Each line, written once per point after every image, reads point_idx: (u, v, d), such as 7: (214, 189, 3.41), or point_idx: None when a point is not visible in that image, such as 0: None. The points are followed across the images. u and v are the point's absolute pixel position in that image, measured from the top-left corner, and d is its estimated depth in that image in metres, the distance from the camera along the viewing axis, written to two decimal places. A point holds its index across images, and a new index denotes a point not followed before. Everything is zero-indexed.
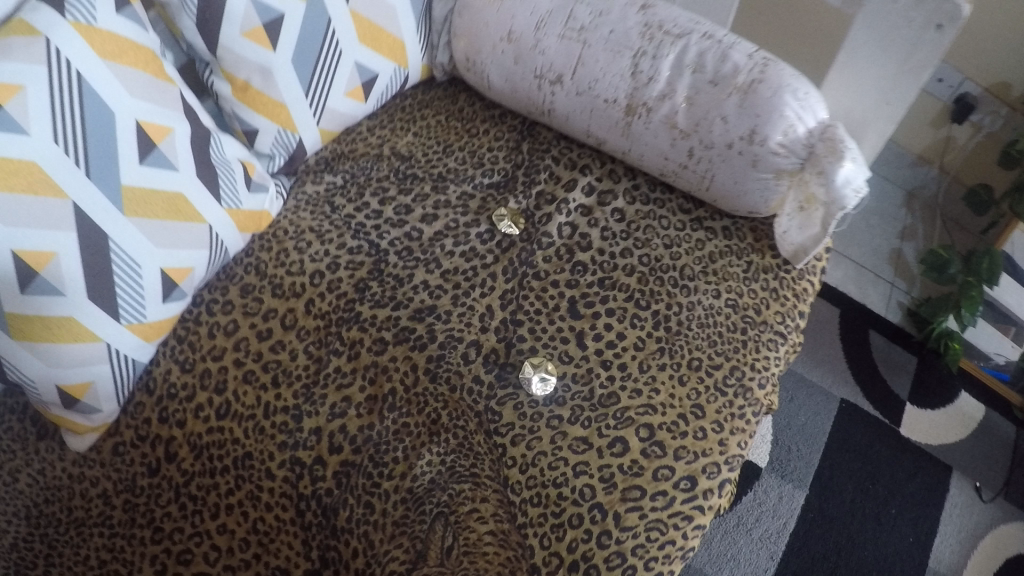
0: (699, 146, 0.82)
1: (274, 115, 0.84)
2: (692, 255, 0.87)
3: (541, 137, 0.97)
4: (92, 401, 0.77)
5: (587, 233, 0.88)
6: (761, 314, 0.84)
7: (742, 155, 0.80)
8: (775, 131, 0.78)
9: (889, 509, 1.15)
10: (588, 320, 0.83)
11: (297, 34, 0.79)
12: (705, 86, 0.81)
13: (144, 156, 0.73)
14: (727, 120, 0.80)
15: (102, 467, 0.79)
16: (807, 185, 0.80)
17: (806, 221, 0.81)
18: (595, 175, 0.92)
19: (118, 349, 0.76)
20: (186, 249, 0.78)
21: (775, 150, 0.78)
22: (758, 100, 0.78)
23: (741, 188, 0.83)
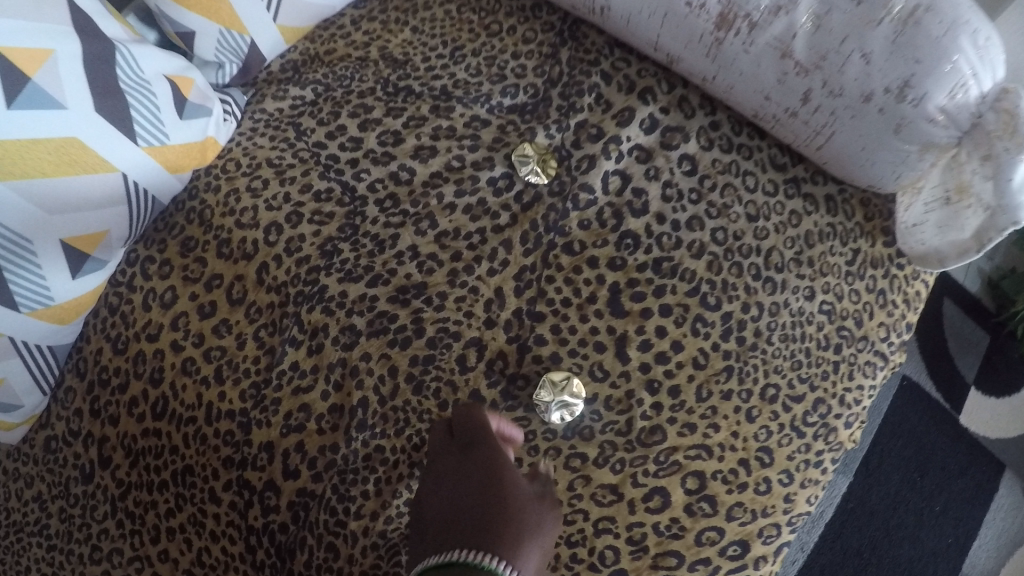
0: (821, 90, 0.59)
1: (211, 11, 0.63)
2: (782, 234, 0.65)
3: (588, 39, 0.70)
4: (8, 400, 0.61)
5: (642, 189, 0.65)
6: (862, 326, 0.65)
7: (884, 115, 0.57)
8: (940, 91, 0.55)
9: (933, 505, 0.92)
10: (634, 320, 0.62)
11: None
12: (841, 4, 0.57)
13: (13, 96, 0.51)
14: (870, 61, 0.56)
15: (37, 465, 0.66)
16: (962, 171, 0.59)
17: (949, 220, 0.61)
18: (660, 103, 0.67)
19: (26, 340, 0.60)
20: (94, 210, 0.59)
21: (931, 117, 0.56)
22: (921, 37, 0.54)
23: (867, 158, 0.61)
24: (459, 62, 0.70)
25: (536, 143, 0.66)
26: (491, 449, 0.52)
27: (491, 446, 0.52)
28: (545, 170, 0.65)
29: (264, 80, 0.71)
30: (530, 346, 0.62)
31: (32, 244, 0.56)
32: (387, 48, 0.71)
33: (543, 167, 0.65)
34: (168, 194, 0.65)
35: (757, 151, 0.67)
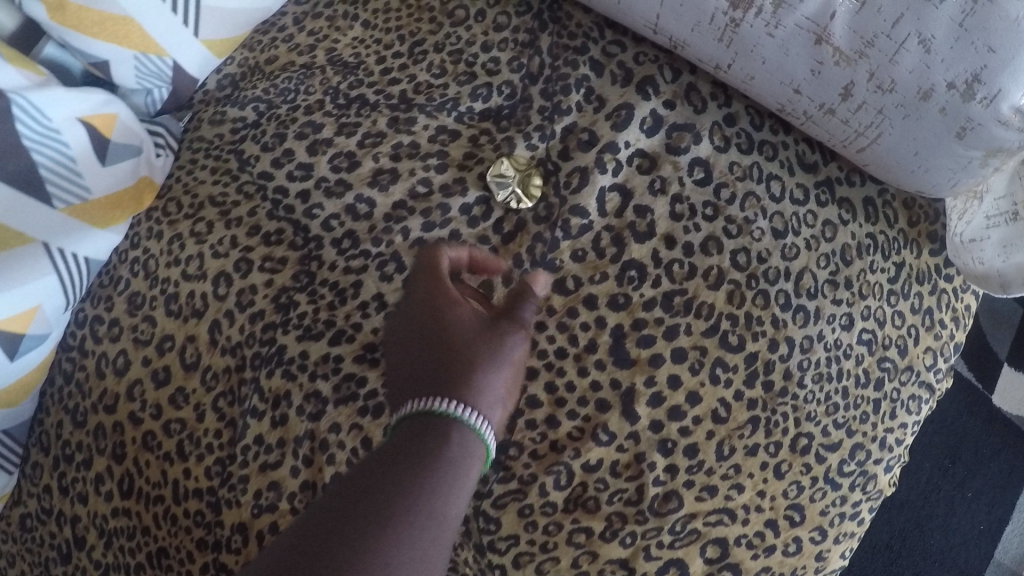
0: (866, 85, 0.51)
1: (123, 37, 0.55)
2: (814, 251, 0.55)
3: (571, 16, 0.59)
4: None
5: (645, 208, 0.55)
6: (906, 355, 0.56)
7: (946, 116, 0.49)
8: (1017, 88, 0.47)
9: (964, 491, 0.80)
10: (642, 371, 0.53)
11: None
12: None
13: None
14: (931, 49, 0.48)
15: (15, 544, 0.62)
16: None
17: (1016, 237, 0.52)
18: (664, 96, 0.56)
19: None
20: (19, 286, 0.53)
21: (1003, 121, 0.48)
22: (997, 21, 0.46)
23: (921, 165, 0.53)
24: (419, 60, 0.59)
25: (514, 158, 0.55)
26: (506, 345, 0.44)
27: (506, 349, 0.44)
28: (528, 194, 0.55)
29: (202, 101, 0.63)
30: (521, 409, 0.53)
31: None
32: (336, 49, 0.61)
33: (526, 190, 0.55)
34: (104, 250, 0.58)
35: (782, 149, 0.57)
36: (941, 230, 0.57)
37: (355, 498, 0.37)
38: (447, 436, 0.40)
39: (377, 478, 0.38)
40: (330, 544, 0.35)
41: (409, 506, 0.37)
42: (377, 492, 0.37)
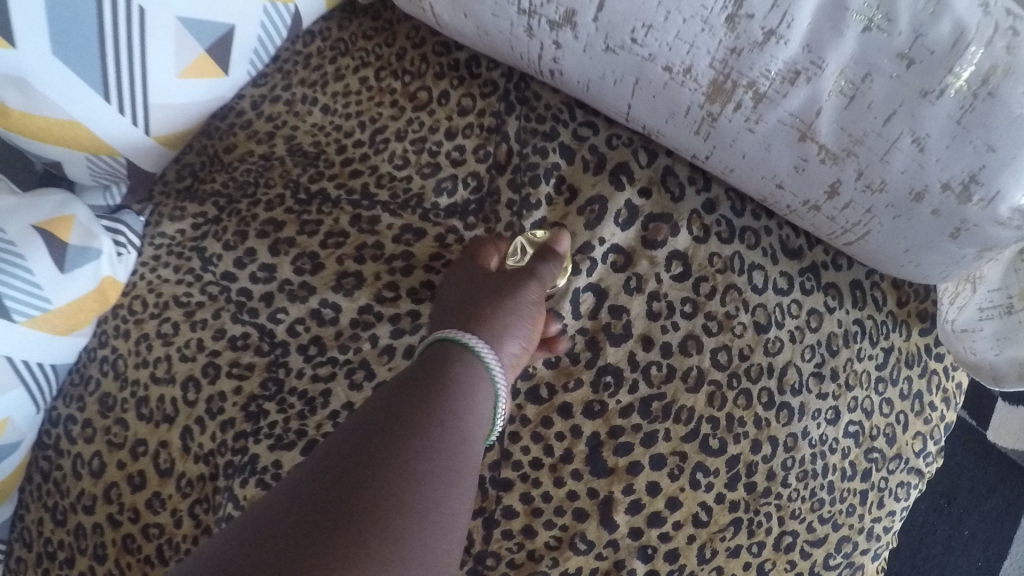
0: (855, 182, 0.47)
1: (70, 139, 0.52)
2: (799, 343, 0.54)
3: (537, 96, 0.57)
4: None
5: (623, 308, 0.54)
6: (894, 443, 0.54)
7: (939, 217, 0.46)
8: (1016, 188, 0.43)
9: (960, 529, 0.79)
10: (621, 477, 0.52)
11: (46, 8, 0.45)
12: (886, 66, 0.44)
13: None
14: (924, 148, 0.44)
15: None
16: None
17: (1009, 332, 0.49)
18: (636, 181, 0.55)
19: None
20: None
21: (1000, 222, 0.45)
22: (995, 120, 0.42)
23: (912, 260, 0.50)
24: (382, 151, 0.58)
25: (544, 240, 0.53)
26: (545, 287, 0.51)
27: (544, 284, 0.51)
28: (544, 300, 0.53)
29: (160, 193, 0.61)
30: (498, 520, 0.52)
31: None
32: (295, 137, 0.60)
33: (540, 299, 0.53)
34: (70, 352, 0.57)
35: (766, 234, 0.55)
36: (933, 307, 0.55)
37: (377, 419, 0.40)
38: (470, 363, 0.44)
39: (399, 402, 0.41)
40: (368, 447, 0.38)
41: (436, 416, 0.40)
42: (412, 400, 0.41)
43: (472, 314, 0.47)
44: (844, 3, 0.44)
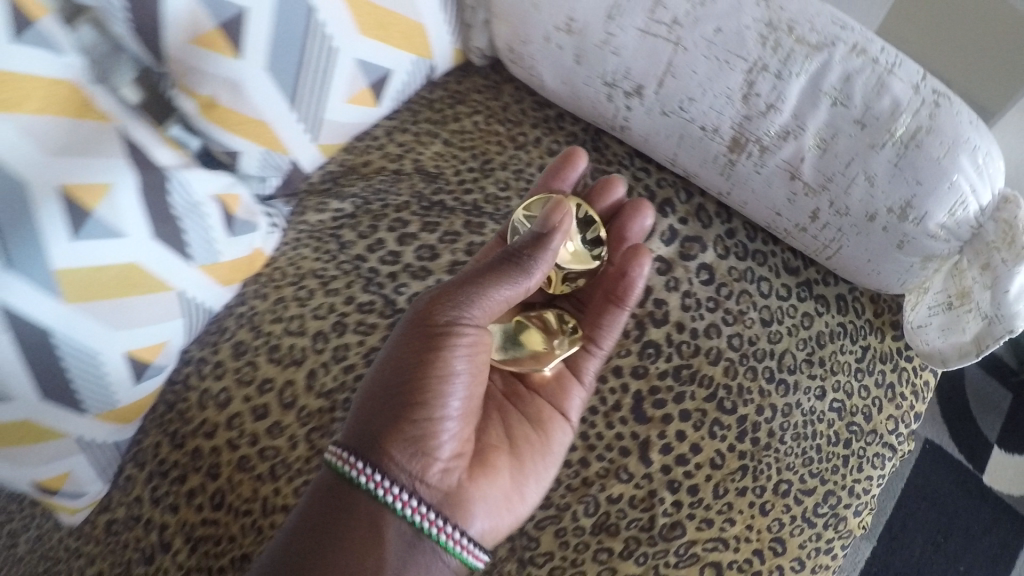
0: (828, 208, 0.61)
1: (256, 134, 0.68)
2: (795, 336, 0.69)
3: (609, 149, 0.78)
4: (75, 487, 0.69)
5: (663, 300, 0.69)
6: (871, 421, 0.67)
7: (887, 233, 0.59)
8: (940, 208, 0.56)
9: (958, 564, 0.97)
10: (657, 425, 0.66)
11: (270, 29, 0.62)
12: (846, 128, 0.59)
13: (77, 229, 0.59)
14: (874, 183, 0.58)
15: (97, 545, 0.72)
16: (962, 275, 0.59)
17: (950, 323, 0.60)
18: (679, 214, 0.74)
19: (89, 438, 0.67)
20: (155, 323, 0.66)
21: (931, 234, 0.58)
22: (920, 159, 0.56)
23: (874, 269, 0.62)
24: (489, 176, 0.78)
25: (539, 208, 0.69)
26: (488, 307, 0.57)
27: (467, 324, 0.56)
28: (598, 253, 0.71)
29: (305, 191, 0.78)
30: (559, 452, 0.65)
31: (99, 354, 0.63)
32: (420, 160, 0.79)
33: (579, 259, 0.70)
34: (218, 298, 0.71)
35: (772, 256, 0.73)
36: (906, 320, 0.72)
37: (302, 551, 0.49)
38: (371, 515, 0.51)
39: (323, 538, 0.50)
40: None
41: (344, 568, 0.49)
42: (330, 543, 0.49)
43: (393, 437, 0.53)
44: (818, 87, 0.60)
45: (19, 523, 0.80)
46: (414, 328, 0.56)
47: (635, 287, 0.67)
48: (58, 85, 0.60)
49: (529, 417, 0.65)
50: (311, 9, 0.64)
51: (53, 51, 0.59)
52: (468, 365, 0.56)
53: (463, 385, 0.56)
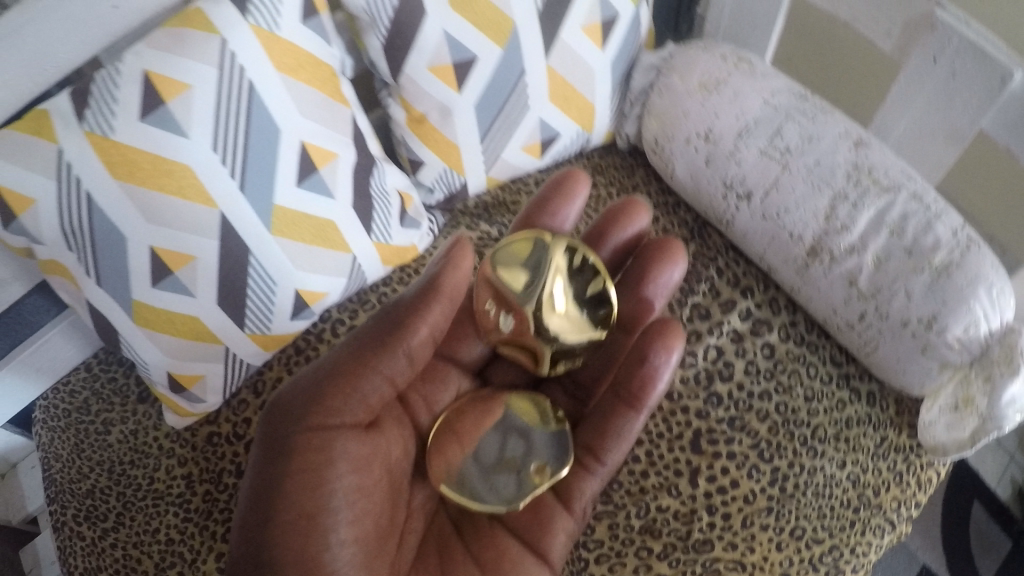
0: (873, 312, 0.75)
1: (444, 153, 0.84)
2: (829, 415, 0.80)
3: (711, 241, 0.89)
4: (199, 391, 0.82)
5: (732, 362, 0.82)
6: (879, 496, 0.79)
7: (915, 338, 0.73)
8: (957, 323, 0.70)
9: None
10: (707, 458, 0.80)
11: (488, 78, 0.79)
12: (897, 253, 0.73)
13: (301, 179, 0.77)
14: (911, 297, 0.72)
15: (193, 450, 0.85)
16: (968, 385, 0.72)
17: (955, 422, 0.73)
18: (755, 301, 0.85)
19: (235, 352, 0.82)
20: (325, 275, 0.82)
21: (950, 344, 0.71)
22: (950, 286, 0.71)
23: (901, 367, 0.76)
24: None
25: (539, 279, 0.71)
26: (361, 390, 0.66)
27: (336, 423, 0.64)
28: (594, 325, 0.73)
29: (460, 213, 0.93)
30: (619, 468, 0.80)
31: (277, 282, 0.79)
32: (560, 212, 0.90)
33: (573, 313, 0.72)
34: (374, 270, 0.86)
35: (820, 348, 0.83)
36: None
37: None
38: None
39: None
40: None
41: None
42: None
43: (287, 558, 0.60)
44: (883, 219, 0.74)
45: (115, 415, 0.88)
46: (277, 451, 0.63)
47: (659, 377, 0.74)
48: (322, 66, 0.78)
49: (479, 558, 0.70)
50: (522, 72, 0.80)
51: (322, 40, 0.78)
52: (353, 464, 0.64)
53: (351, 484, 0.63)
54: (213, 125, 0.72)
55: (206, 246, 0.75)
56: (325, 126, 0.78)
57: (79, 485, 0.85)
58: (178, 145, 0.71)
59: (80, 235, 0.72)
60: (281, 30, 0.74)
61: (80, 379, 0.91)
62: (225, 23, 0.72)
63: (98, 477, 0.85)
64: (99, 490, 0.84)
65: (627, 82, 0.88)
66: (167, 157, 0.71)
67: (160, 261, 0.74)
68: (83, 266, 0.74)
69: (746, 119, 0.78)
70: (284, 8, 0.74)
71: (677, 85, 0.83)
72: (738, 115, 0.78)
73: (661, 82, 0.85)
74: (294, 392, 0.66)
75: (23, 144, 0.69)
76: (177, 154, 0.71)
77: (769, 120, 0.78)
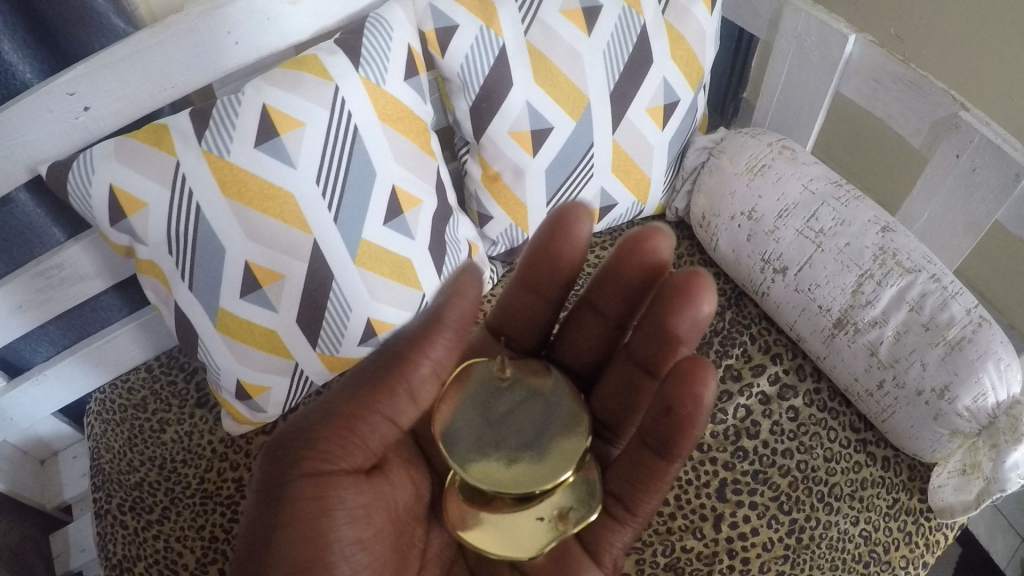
0: (891, 381, 0.83)
1: (512, 211, 0.93)
2: (847, 475, 0.87)
3: (747, 310, 0.97)
4: (261, 402, 0.89)
5: (758, 421, 0.89)
6: (888, 554, 0.83)
7: (928, 405, 0.80)
8: (966, 394, 0.78)
9: None
10: (731, 505, 0.85)
11: (560, 147, 0.88)
12: (915, 328, 0.81)
13: (389, 219, 0.85)
14: (926, 367, 0.80)
15: (246, 456, 0.92)
16: (977, 452, 0.80)
17: (963, 484, 0.81)
18: (784, 366, 0.92)
19: (302, 369, 0.88)
20: (397, 309, 0.89)
21: (958, 412, 0.79)
22: (961, 358, 0.78)
23: (915, 433, 0.83)
24: None
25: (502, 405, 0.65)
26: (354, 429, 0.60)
27: (332, 465, 0.59)
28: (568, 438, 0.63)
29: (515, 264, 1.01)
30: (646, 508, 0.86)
31: (352, 309, 0.86)
32: None
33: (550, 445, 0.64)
34: (438, 300, 0.91)
35: (843, 413, 0.90)
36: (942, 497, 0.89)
37: None
38: None
39: None
40: None
41: None
42: None
43: None
44: (904, 296, 0.82)
45: (172, 416, 0.95)
46: (269, 499, 0.58)
47: (694, 421, 0.65)
48: (418, 120, 0.87)
49: None
50: (591, 144, 0.89)
51: (418, 96, 0.86)
52: (349, 511, 0.59)
53: (349, 532, 0.58)
54: (319, 161, 0.80)
55: (295, 269, 0.82)
56: (417, 175, 0.87)
57: (128, 477, 0.92)
58: (286, 173, 0.79)
59: (183, 242, 0.79)
60: (386, 85, 0.82)
61: (140, 378, 0.99)
62: (339, 72, 0.80)
63: (149, 471, 0.92)
64: (146, 483, 0.91)
65: (681, 161, 1.01)
66: (273, 183, 0.78)
67: (252, 276, 0.81)
68: (178, 271, 0.81)
69: (787, 202, 0.89)
70: (391, 65, 0.82)
71: (728, 167, 0.95)
72: (779, 196, 0.89)
73: (712, 164, 0.97)
74: (291, 434, 0.60)
75: (142, 153, 0.77)
76: (284, 181, 0.79)
77: (807, 204, 0.88)
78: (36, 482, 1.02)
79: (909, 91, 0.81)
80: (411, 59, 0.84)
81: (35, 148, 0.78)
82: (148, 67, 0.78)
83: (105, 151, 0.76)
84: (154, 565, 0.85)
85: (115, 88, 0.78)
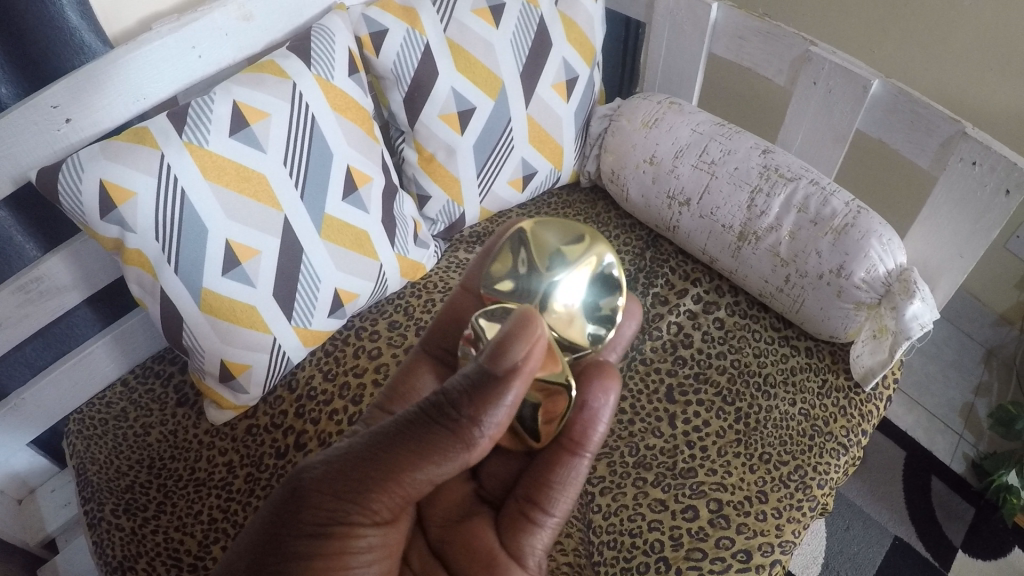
0: (795, 273, 0.96)
1: (447, 187, 1.06)
2: (776, 365, 0.98)
3: (663, 249, 1.13)
4: (243, 382, 0.95)
5: (690, 333, 1.02)
6: (828, 426, 0.93)
7: (830, 286, 0.93)
8: (860, 267, 0.91)
9: None
10: (681, 405, 0.95)
11: (484, 125, 1.03)
12: (806, 225, 0.96)
13: (346, 195, 0.96)
14: (821, 255, 0.94)
15: (233, 440, 0.97)
16: (882, 317, 0.92)
17: (876, 347, 0.92)
18: (704, 288, 1.07)
19: (280, 344, 0.96)
20: (359, 279, 1.00)
21: (857, 284, 0.91)
22: (848, 241, 0.92)
23: (825, 315, 0.95)
24: None
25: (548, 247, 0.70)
26: (404, 494, 0.56)
27: (370, 520, 0.56)
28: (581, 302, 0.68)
29: (457, 238, 1.16)
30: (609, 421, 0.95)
31: (321, 279, 0.96)
32: None
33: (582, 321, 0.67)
34: (394, 269, 1.03)
35: (764, 316, 1.04)
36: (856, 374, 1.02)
37: None
38: None
39: None
40: None
41: None
42: None
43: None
44: (791, 202, 0.97)
45: (154, 420, 1.01)
46: (285, 535, 0.56)
47: (599, 420, 0.67)
48: (363, 112, 0.99)
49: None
50: (509, 119, 1.04)
51: (359, 90, 0.99)
52: (370, 557, 0.56)
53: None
54: (284, 145, 0.90)
55: (267, 243, 0.91)
56: (368, 158, 0.99)
57: (117, 482, 0.94)
58: (255, 155, 0.88)
59: (169, 226, 0.85)
60: (335, 80, 0.95)
61: (117, 393, 1.04)
62: (294, 72, 0.92)
63: (139, 474, 0.95)
64: (137, 484, 0.94)
65: (587, 130, 1.18)
66: (247, 166, 0.88)
67: (232, 253, 0.89)
68: (164, 255, 0.86)
69: (680, 144, 1.05)
70: (337, 64, 0.95)
71: (626, 126, 1.12)
72: (673, 141, 1.06)
73: (612, 127, 1.14)
74: (320, 480, 0.57)
75: (127, 149, 0.83)
76: (253, 163, 0.88)
77: (696, 143, 1.04)
78: (18, 521, 1.04)
79: (768, 40, 1.01)
80: (351, 60, 0.97)
81: (19, 159, 0.83)
82: (120, 79, 0.87)
83: (93, 152, 0.81)
84: (157, 558, 0.87)
85: (93, 101, 0.86)
